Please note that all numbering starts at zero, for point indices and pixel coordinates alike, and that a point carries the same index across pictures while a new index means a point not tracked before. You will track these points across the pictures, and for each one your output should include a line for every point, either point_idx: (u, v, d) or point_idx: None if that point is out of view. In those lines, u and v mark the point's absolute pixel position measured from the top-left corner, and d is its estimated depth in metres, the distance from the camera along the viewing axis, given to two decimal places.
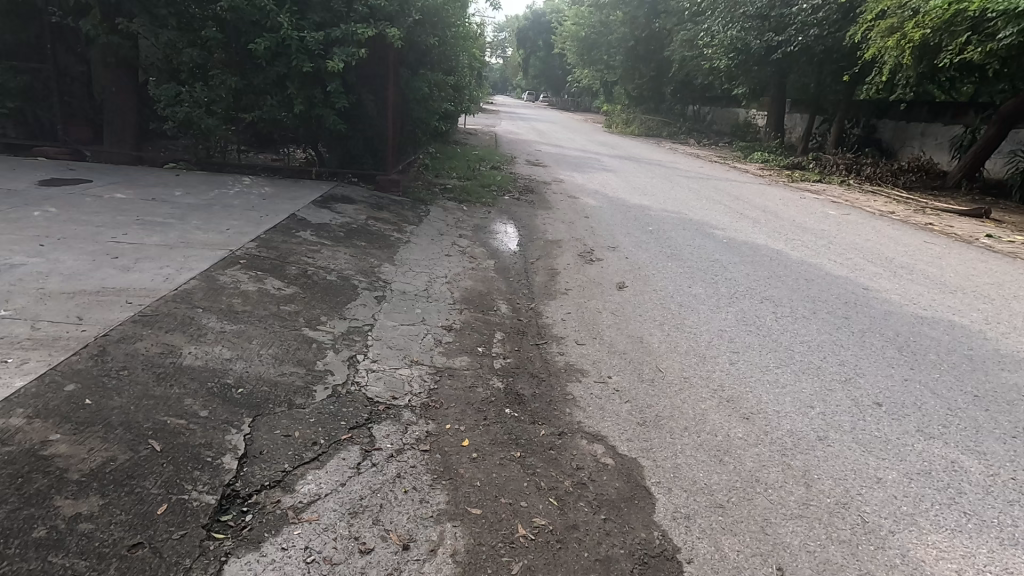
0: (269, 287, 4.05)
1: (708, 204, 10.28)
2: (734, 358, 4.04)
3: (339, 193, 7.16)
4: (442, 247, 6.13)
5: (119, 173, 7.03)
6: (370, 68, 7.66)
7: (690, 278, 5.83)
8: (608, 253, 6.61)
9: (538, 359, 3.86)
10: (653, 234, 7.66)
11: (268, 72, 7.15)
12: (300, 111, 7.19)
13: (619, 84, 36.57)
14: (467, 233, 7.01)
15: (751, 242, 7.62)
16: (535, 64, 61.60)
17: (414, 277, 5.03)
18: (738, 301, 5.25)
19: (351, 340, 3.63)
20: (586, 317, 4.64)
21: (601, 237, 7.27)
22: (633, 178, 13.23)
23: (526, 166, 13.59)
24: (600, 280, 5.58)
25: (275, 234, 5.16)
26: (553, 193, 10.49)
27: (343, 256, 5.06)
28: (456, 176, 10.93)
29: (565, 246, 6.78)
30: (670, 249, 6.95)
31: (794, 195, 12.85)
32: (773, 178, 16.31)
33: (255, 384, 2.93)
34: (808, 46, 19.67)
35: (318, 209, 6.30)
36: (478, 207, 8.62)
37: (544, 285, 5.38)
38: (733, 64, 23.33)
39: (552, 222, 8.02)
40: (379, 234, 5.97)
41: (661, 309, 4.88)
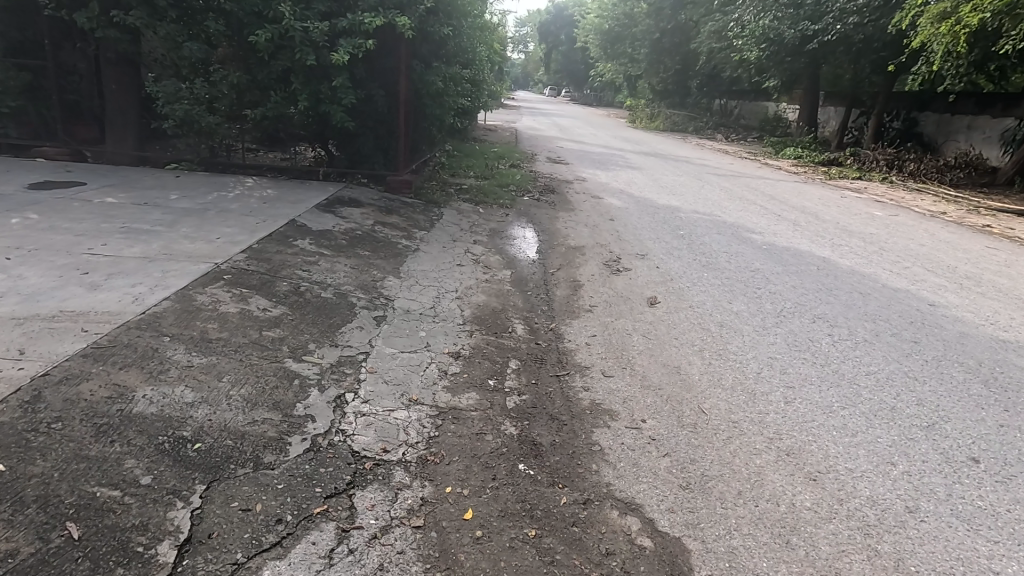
0: (253, 308, 3.57)
1: (742, 205, 9.57)
2: (790, 397, 3.42)
3: (346, 196, 6.69)
4: (454, 255, 5.61)
5: (117, 175, 6.68)
6: (381, 62, 7.17)
7: (728, 292, 5.20)
8: (637, 261, 6.01)
9: (559, 396, 3.31)
10: (685, 239, 7.03)
11: (272, 66, 6.71)
12: (305, 107, 6.73)
13: (643, 78, 35.63)
14: (482, 239, 6.48)
15: (793, 248, 6.93)
16: (557, 58, 60.72)
17: (421, 291, 4.52)
18: (786, 320, 4.61)
19: (340, 375, 3.12)
20: (613, 341, 4.07)
21: (628, 243, 6.67)
22: (660, 176, 12.52)
23: (547, 164, 12.98)
24: (628, 294, 5.00)
25: (269, 243, 4.70)
26: (575, 192, 9.89)
27: (342, 268, 4.57)
28: (473, 175, 10.41)
29: (588, 253, 6.20)
30: (705, 257, 6.31)
31: (834, 194, 12.01)
32: (809, 175, 15.42)
33: (217, 437, 2.44)
34: (847, 35, 18.61)
35: (321, 214, 5.83)
36: (495, 209, 8.08)
37: (565, 300, 4.82)
38: (764, 55, 22.31)
39: (574, 226, 7.44)
40: (385, 242, 5.47)
41: (699, 331, 4.29)
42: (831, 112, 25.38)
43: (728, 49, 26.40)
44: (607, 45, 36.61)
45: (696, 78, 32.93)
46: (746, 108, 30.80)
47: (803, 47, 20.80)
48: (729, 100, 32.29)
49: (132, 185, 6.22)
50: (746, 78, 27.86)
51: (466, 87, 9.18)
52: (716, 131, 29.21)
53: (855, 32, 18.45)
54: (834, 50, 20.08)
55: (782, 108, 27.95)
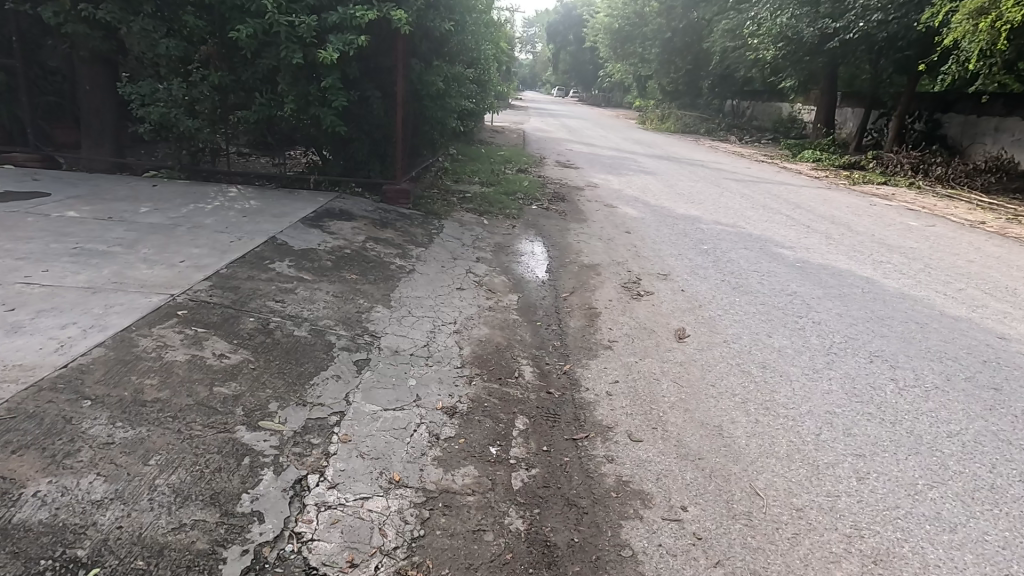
0: (207, 355, 2.96)
1: (767, 214, 8.89)
2: (862, 471, 2.77)
3: (337, 208, 6.09)
4: (454, 277, 5.00)
5: (87, 184, 6.11)
6: (378, 61, 6.58)
7: (767, 323, 4.54)
8: (658, 283, 5.37)
9: (576, 470, 2.68)
10: (711, 256, 6.37)
11: (258, 65, 6.13)
12: (292, 110, 6.14)
13: (653, 79, 34.95)
14: (486, 256, 5.86)
15: (830, 266, 6.27)
16: (565, 58, 60.03)
17: (413, 324, 3.91)
18: (839, 360, 3.95)
19: (305, 446, 2.51)
20: (639, 390, 3.43)
21: (647, 261, 6.02)
22: (676, 182, 11.85)
23: (556, 169, 12.33)
24: (652, 326, 4.35)
25: (241, 267, 4.10)
26: (586, 200, 9.24)
27: (323, 297, 3.96)
28: (477, 182, 9.78)
29: (604, 273, 5.56)
30: (734, 277, 5.66)
31: (862, 201, 11.29)
32: (831, 180, 14.69)
33: (125, 556, 1.83)
34: (869, 33, 17.85)
35: (306, 229, 5.23)
36: (501, 220, 7.45)
37: (580, 333, 4.19)
38: (781, 55, 21.55)
39: (587, 240, 6.81)
40: (377, 263, 4.86)
41: (739, 377, 3.64)
42: (849, 113, 24.58)
43: (742, 48, 25.66)
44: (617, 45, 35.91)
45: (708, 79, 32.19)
46: (760, 109, 30.01)
47: (823, 46, 20.04)
48: (742, 101, 31.52)
49: (101, 197, 5.66)
50: (760, 78, 27.08)
51: (471, 88, 8.57)
52: (729, 133, 28.44)
53: (878, 30, 17.69)
54: (855, 49, 19.30)
55: (797, 109, 27.16)
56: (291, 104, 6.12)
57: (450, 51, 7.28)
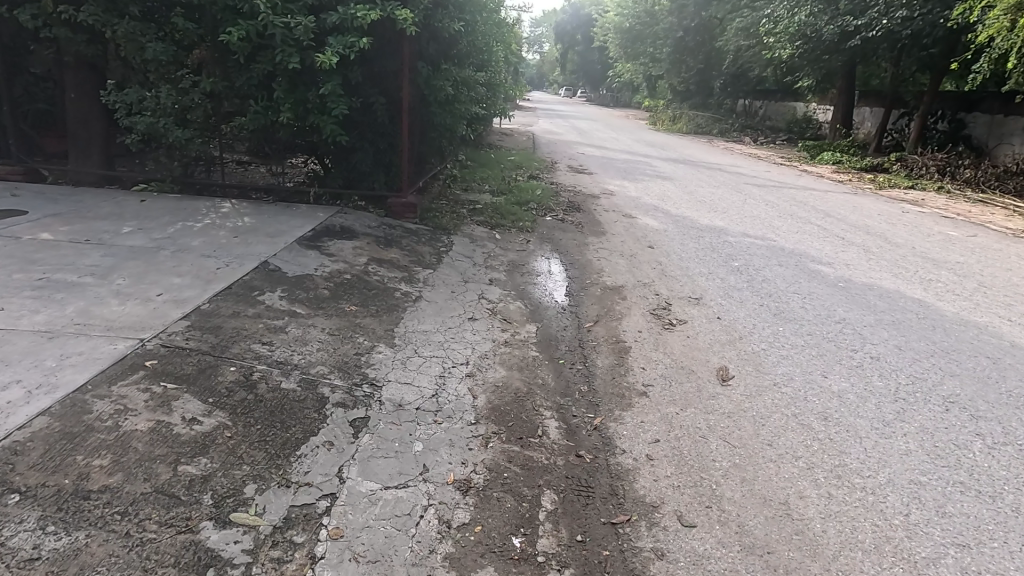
0: (174, 421, 2.48)
1: (796, 225, 8.33)
2: (971, 570, 2.25)
3: (337, 225, 5.62)
4: (465, 305, 4.51)
5: (70, 200, 5.68)
6: (381, 64, 6.11)
7: (819, 360, 4.02)
8: (690, 309, 4.86)
9: (619, 570, 2.18)
10: (745, 275, 5.84)
11: (251, 70, 5.66)
12: (289, 118, 5.67)
13: (664, 79, 34.34)
14: (500, 278, 5.38)
15: (875, 286, 5.72)
16: (573, 59, 59.43)
17: (420, 368, 3.42)
18: (909, 409, 3.42)
19: (286, 549, 2.03)
20: (685, 452, 2.92)
21: (676, 282, 5.51)
22: (694, 187, 11.30)
23: (569, 175, 11.82)
24: (690, 365, 3.84)
25: (226, 300, 3.63)
26: (603, 210, 8.73)
27: (318, 336, 3.48)
28: (487, 191, 9.29)
29: (630, 298, 5.05)
30: (773, 301, 5.14)
31: (892, 207, 10.70)
32: (856, 184, 14.06)
33: None
34: (892, 30, 17.19)
35: (303, 251, 4.76)
36: (514, 234, 6.96)
37: (609, 375, 3.69)
38: (799, 53, 20.90)
39: (608, 256, 6.30)
40: (380, 290, 4.39)
41: (798, 433, 3.12)
42: (867, 113, 23.89)
43: (757, 47, 25.00)
44: (627, 45, 35.27)
45: (720, 78, 31.55)
46: (774, 109, 29.33)
47: (843, 44, 19.37)
48: (755, 101, 30.84)
49: (83, 214, 5.22)
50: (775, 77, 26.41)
51: (481, 93, 8.09)
52: (743, 133, 27.78)
53: (902, 27, 17.02)
54: (878, 47, 18.62)
55: (813, 109, 26.46)
56: (287, 112, 5.65)
57: (459, 54, 6.81)
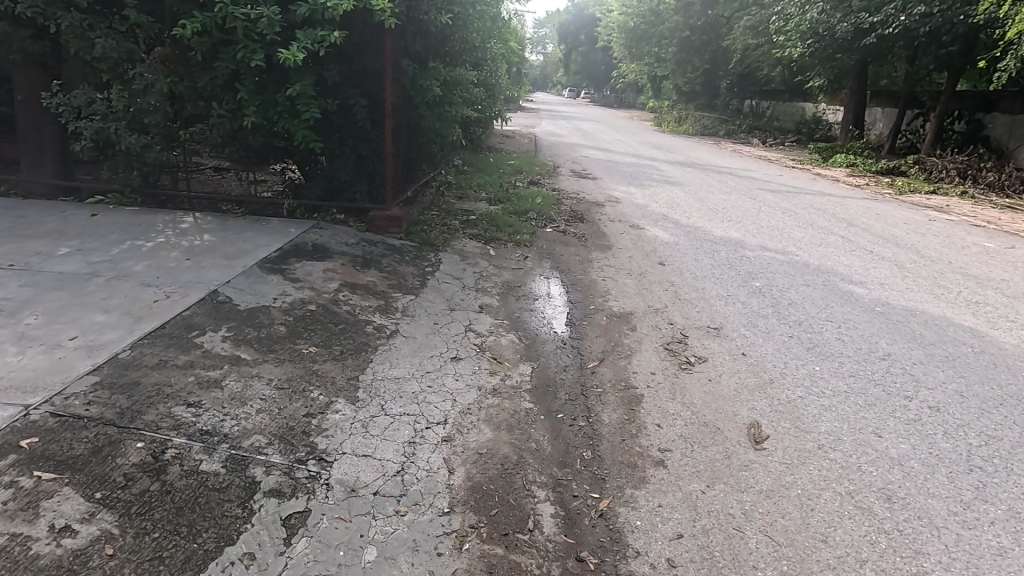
0: (35, 535, 1.87)
1: (818, 237, 7.66)
2: None
3: (310, 243, 5.01)
4: (449, 340, 3.89)
5: (12, 215, 5.09)
6: (361, 62, 5.51)
7: (868, 412, 3.36)
8: (710, 342, 4.21)
9: None
10: (770, 299, 5.19)
11: (213, 69, 5.06)
12: (255, 122, 5.06)
13: (669, 79, 33.65)
14: (492, 304, 4.73)
15: (917, 311, 5.06)
16: (576, 59, 58.72)
17: (385, 430, 2.80)
18: (990, 483, 2.76)
19: None
20: (718, 555, 2.27)
21: (691, 308, 4.86)
22: (705, 194, 10.65)
23: (572, 180, 11.17)
24: (715, 420, 3.19)
25: (154, 345, 3.02)
26: (608, 220, 8.07)
27: (262, 392, 2.85)
28: (484, 200, 8.66)
29: (640, 329, 4.40)
30: (804, 331, 4.49)
31: (917, 215, 10.01)
32: (875, 189, 13.37)
33: None
34: (909, 27, 16.49)
35: (264, 277, 4.15)
36: (510, 249, 6.31)
37: (618, 435, 3.05)
38: (811, 52, 20.20)
39: (615, 276, 5.65)
40: (348, 325, 3.77)
41: (858, 523, 2.47)
42: (880, 114, 23.17)
43: (766, 46, 24.28)
44: (631, 45, 34.49)
45: (726, 78, 30.86)
46: (782, 110, 28.59)
47: (857, 42, 18.66)
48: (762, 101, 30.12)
49: (19, 233, 4.62)
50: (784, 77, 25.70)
51: (476, 94, 7.46)
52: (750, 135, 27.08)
53: (920, 24, 16.30)
54: (894, 45, 17.88)
55: (824, 109, 25.74)
56: (253, 115, 5.03)
57: (449, 50, 6.19)
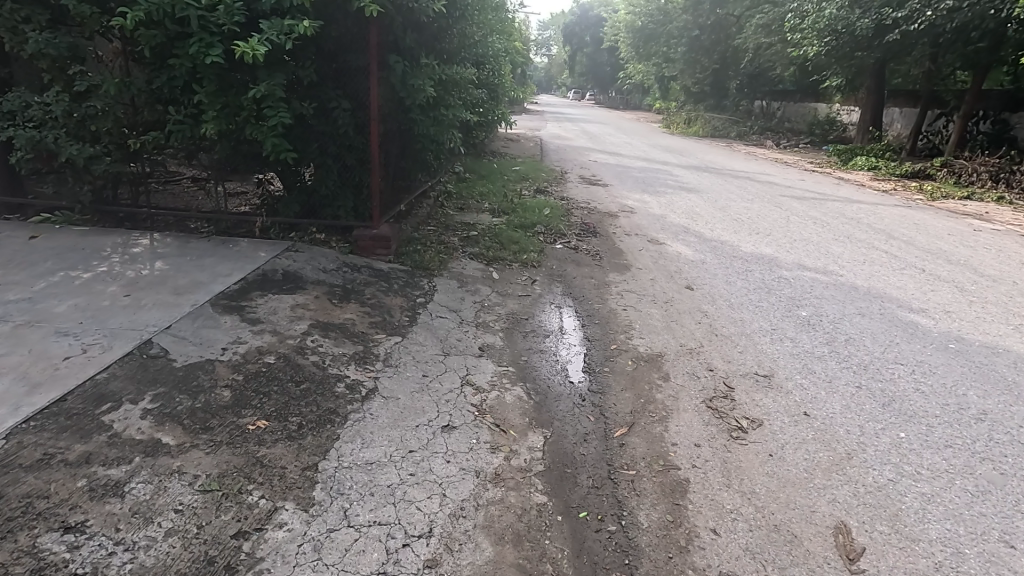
0: None
1: (859, 252, 6.88)
2: None
3: (280, 271, 4.27)
4: (441, 399, 3.14)
5: None
6: (343, 59, 4.82)
7: (985, 504, 2.58)
8: (761, 397, 3.44)
9: None
10: (822, 335, 4.40)
11: (167, 68, 4.34)
12: (215, 129, 4.32)
13: (677, 80, 32.85)
14: (494, 345, 3.96)
15: (1000, 348, 4.26)
16: (580, 60, 57.91)
17: (346, 555, 2.03)
18: None
19: None
20: None
21: (732, 349, 4.08)
22: (725, 202, 9.86)
23: (581, 187, 10.38)
24: (789, 523, 2.42)
25: (41, 430, 2.28)
26: (623, 233, 7.31)
27: (180, 500, 2.09)
28: (485, 212, 7.90)
29: (675, 379, 3.61)
30: (873, 380, 3.70)
31: (959, 224, 9.18)
32: (905, 195, 12.51)
33: None
34: (936, 22, 15.64)
35: (216, 319, 3.40)
36: (515, 271, 5.55)
37: (662, 548, 2.28)
38: (829, 50, 19.33)
39: (637, 304, 4.87)
40: (313, 384, 3.01)
41: None
42: (898, 115, 22.33)
43: (779, 45, 23.44)
44: (638, 45, 33.64)
45: (736, 79, 30.06)
46: (794, 111, 27.74)
47: (878, 40, 17.79)
48: (773, 102, 29.28)
49: None
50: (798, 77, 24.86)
51: (476, 97, 6.73)
52: (762, 137, 26.25)
53: (947, 20, 15.45)
54: (918, 42, 17.02)
55: (839, 110, 24.87)
56: (211, 120, 4.30)
57: (444, 45, 5.46)
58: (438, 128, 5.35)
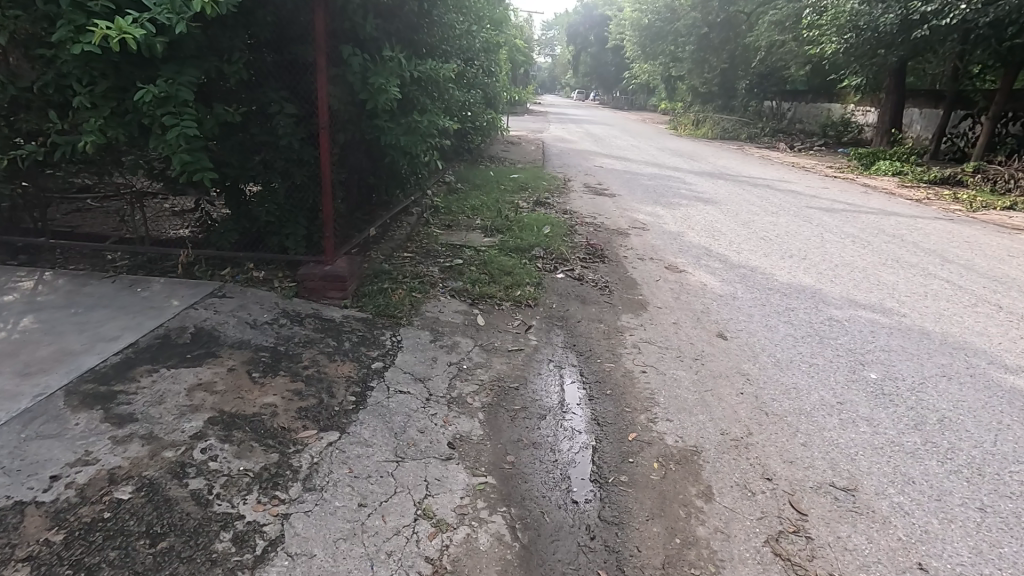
0: None
1: (916, 282, 5.80)
2: None
3: (191, 329, 3.24)
4: (379, 554, 2.09)
5: None
6: (286, 50, 3.82)
7: None
8: (851, 533, 2.38)
9: None
10: (906, 413, 3.34)
11: (48, 64, 3.36)
12: (105, 142, 3.31)
13: (685, 80, 31.72)
14: (469, 436, 2.92)
15: None
16: (585, 60, 56.65)
17: None
18: None
19: None
20: None
21: (792, 439, 3.02)
22: (748, 216, 8.79)
23: (585, 199, 9.35)
24: None
25: None
26: (636, 258, 6.25)
27: None
28: (476, 232, 6.86)
29: (721, 498, 2.56)
30: (1000, 496, 2.63)
31: (1015, 242, 8.07)
32: (942, 205, 11.38)
33: None
34: (968, 17, 14.50)
35: (64, 420, 2.38)
36: (506, 313, 4.50)
37: None
38: (848, 48, 18.22)
39: (658, 364, 3.82)
40: (178, 540, 1.97)
41: None
42: (918, 116, 21.21)
43: (793, 43, 22.34)
44: (643, 43, 32.46)
45: (746, 79, 28.98)
46: (807, 111, 26.64)
47: (903, 37, 16.66)
48: (785, 102, 28.14)
49: None
50: None
51: (460, 100, 5.70)
52: (774, 139, 25.15)
53: (980, 15, 14.28)
54: (946, 38, 15.88)
55: (856, 111, 23.74)
56: (99, 129, 3.28)
57: (415, 36, 4.45)
58: (411, 138, 4.31)
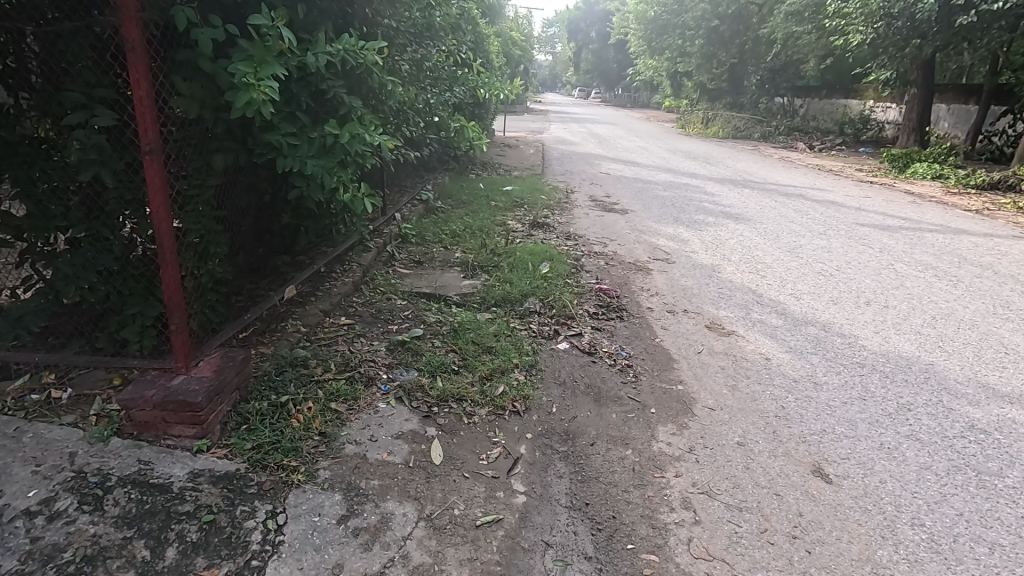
0: None
1: None
2: None
3: None
4: None
5: None
6: (90, 19, 2.27)
7: None
8: None
9: None
10: None
11: None
12: None
13: (692, 77, 30.03)
14: None
15: None
16: (585, 57, 54.92)
17: None
18: None
19: None
20: None
21: None
22: (792, 239, 7.15)
23: (591, 218, 7.73)
24: None
25: None
26: (664, 310, 4.65)
27: None
28: (452, 272, 5.24)
29: None
30: None
31: None
32: (1008, 216, 9.73)
33: None
34: None
35: None
36: (479, 432, 2.88)
37: None
38: (876, 39, 16.53)
39: (733, 557, 2.20)
40: None
41: None
42: (947, 113, 19.56)
43: (811, 35, 20.66)
44: (647, 38, 30.67)
45: (756, 75, 27.32)
46: (822, 109, 25.02)
47: (940, 25, 15.02)
48: (798, 99, 26.49)
49: None
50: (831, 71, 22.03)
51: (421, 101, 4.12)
52: (790, 138, 23.48)
53: None
54: (991, 26, 14.33)
55: (880, 107, 22.05)
56: None
57: (328, 4, 2.88)
58: (321, 162, 2.75)
